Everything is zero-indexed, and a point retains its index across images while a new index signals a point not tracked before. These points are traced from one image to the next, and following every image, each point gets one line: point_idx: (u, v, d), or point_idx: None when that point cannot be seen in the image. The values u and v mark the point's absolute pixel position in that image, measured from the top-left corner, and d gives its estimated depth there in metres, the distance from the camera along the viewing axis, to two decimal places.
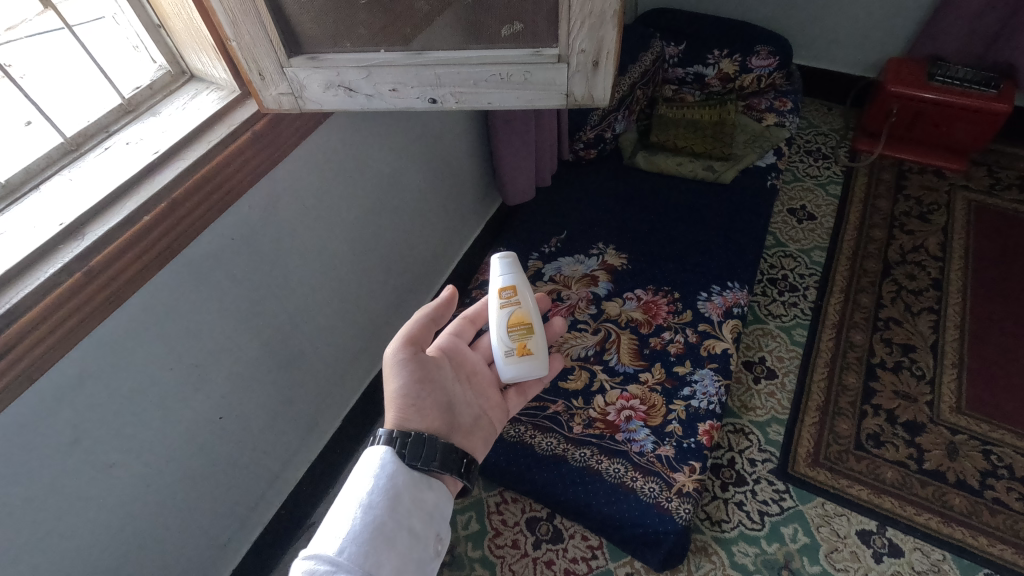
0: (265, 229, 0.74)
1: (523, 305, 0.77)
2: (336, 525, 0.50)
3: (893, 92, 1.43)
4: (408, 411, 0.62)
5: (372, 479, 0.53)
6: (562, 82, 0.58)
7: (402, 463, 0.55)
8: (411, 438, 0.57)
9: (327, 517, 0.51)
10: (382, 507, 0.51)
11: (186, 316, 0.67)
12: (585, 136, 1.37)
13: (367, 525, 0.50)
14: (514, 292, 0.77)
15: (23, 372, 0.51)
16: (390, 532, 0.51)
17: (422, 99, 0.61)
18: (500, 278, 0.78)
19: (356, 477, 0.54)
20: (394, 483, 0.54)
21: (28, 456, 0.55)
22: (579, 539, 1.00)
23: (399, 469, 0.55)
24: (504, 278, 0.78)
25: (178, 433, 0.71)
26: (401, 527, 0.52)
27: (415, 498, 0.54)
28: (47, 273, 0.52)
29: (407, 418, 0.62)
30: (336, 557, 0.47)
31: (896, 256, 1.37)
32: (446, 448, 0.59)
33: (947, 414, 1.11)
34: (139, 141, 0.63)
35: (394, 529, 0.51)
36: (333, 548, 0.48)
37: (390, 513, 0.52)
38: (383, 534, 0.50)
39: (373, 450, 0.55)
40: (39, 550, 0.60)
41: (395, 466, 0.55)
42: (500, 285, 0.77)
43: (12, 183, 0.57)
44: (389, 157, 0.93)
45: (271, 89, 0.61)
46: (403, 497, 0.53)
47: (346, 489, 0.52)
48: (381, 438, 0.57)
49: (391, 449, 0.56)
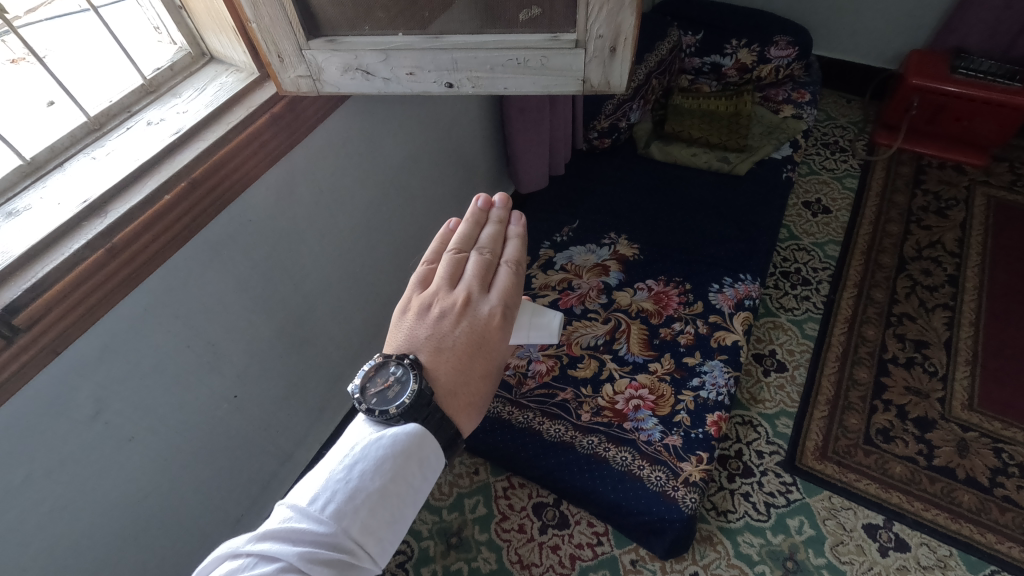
0: (280, 214, 0.74)
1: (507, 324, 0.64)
2: (327, 491, 0.44)
3: (914, 84, 1.40)
4: (470, 372, 0.54)
5: (377, 455, 0.46)
6: (579, 67, 0.58)
7: (416, 446, 0.47)
8: (431, 404, 0.51)
9: (319, 474, 0.45)
10: (380, 493, 0.45)
11: (202, 295, 0.68)
12: (600, 125, 1.37)
13: (360, 507, 0.44)
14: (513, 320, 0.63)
15: (48, 345, 0.52)
16: (381, 522, 0.45)
17: (439, 83, 0.61)
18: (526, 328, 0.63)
19: (362, 446, 0.47)
20: (401, 465, 0.46)
21: (52, 428, 0.57)
22: (585, 525, 1.01)
23: (411, 453, 0.47)
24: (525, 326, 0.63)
25: (194, 409, 0.73)
26: (391, 516, 0.45)
27: (418, 484, 0.47)
28: (71, 249, 0.53)
29: (468, 382, 0.54)
30: (320, 532, 0.42)
31: (912, 252, 1.35)
32: (457, 431, 0.53)
33: (959, 410, 1.10)
34: (160, 121, 0.64)
35: (386, 519, 0.45)
36: (320, 518, 0.43)
37: (386, 502, 0.45)
38: (373, 523, 0.44)
39: (396, 405, 0.49)
40: (60, 518, 0.62)
41: (408, 448, 0.47)
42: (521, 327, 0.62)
43: (37, 161, 0.58)
44: (404, 142, 0.94)
45: (290, 71, 0.62)
46: (407, 483, 0.46)
47: (346, 456, 0.46)
48: (390, 401, 0.50)
49: (410, 426, 0.48)
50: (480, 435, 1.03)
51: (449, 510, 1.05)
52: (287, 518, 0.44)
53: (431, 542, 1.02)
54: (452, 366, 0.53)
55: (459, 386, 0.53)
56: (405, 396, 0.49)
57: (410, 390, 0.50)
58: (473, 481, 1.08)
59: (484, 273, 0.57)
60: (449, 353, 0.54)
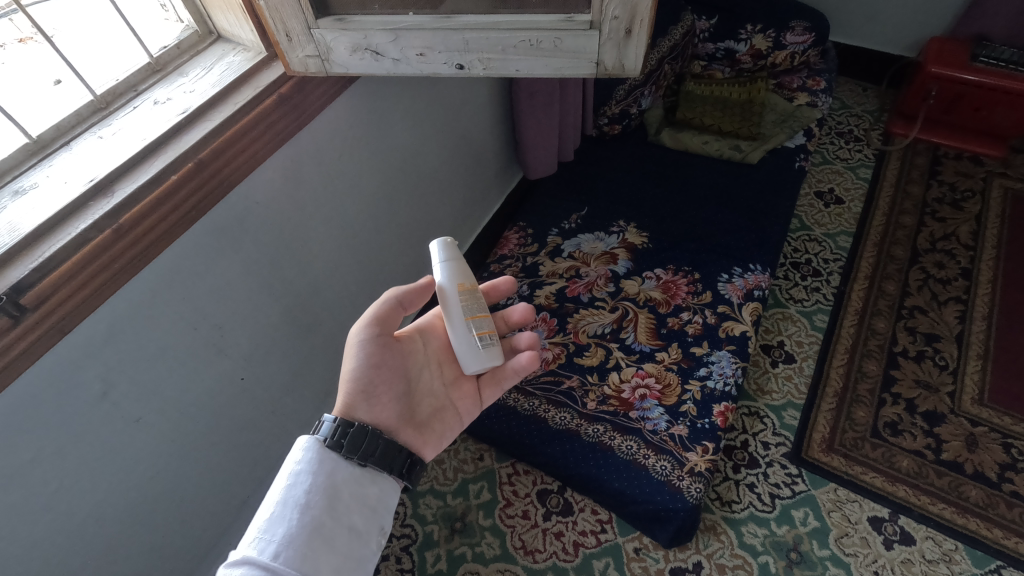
0: (287, 196, 0.74)
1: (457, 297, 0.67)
2: (267, 529, 0.50)
3: (932, 72, 1.37)
4: (358, 396, 0.60)
5: (296, 479, 0.53)
6: (593, 49, 0.57)
7: (326, 457, 0.55)
8: (350, 429, 0.57)
9: (253, 524, 0.51)
10: (314, 507, 0.52)
11: (209, 277, 0.67)
12: (610, 111, 1.35)
13: (303, 526, 0.51)
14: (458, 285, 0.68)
15: (55, 326, 0.52)
16: (327, 530, 0.52)
17: (449, 65, 0.60)
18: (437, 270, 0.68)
19: (277, 482, 0.53)
20: (322, 477, 0.54)
21: (59, 408, 0.57)
22: (588, 513, 1.01)
23: (341, 480, 0.55)
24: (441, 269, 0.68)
25: (202, 390, 0.73)
26: (336, 536, 0.52)
27: (348, 488, 0.55)
28: (77, 229, 0.52)
29: (355, 403, 0.60)
30: (274, 561, 0.48)
31: (926, 244, 1.33)
32: (384, 443, 0.59)
33: (968, 405, 1.09)
34: (167, 101, 0.63)
35: (330, 525, 0.52)
36: (269, 550, 0.49)
37: (323, 511, 0.53)
38: (320, 533, 0.51)
39: (319, 434, 0.56)
40: (67, 498, 0.62)
41: (336, 476, 0.55)
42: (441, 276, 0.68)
43: (43, 139, 0.58)
44: (411, 125, 0.92)
45: (297, 51, 0.60)
46: (334, 489, 0.54)
47: (269, 496, 0.52)
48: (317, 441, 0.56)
49: (311, 442, 0.56)
50: (486, 421, 1.04)
51: (453, 495, 1.06)
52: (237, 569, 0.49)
53: (435, 526, 1.02)
54: (352, 352, 0.61)
55: (344, 404, 0.60)
56: (330, 426, 0.57)
57: (330, 419, 0.57)
58: (478, 467, 1.09)
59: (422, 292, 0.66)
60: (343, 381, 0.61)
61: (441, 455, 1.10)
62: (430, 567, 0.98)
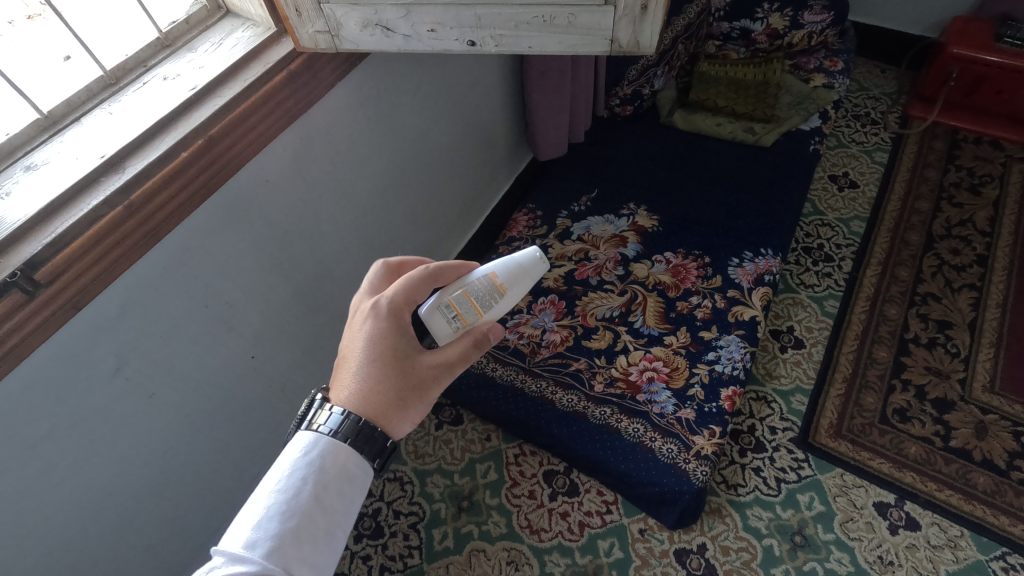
0: (295, 175, 0.73)
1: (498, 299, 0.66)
2: (250, 531, 0.45)
3: (953, 53, 1.34)
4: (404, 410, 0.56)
5: (288, 477, 0.47)
6: (608, 26, 0.56)
7: (326, 455, 0.49)
8: (361, 422, 0.50)
9: (236, 524, 0.46)
10: (305, 513, 0.46)
11: (219, 254, 0.68)
12: (622, 92, 1.32)
13: (295, 527, 0.46)
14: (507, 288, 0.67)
15: (69, 302, 0.52)
16: (319, 534, 0.47)
17: (461, 41, 0.59)
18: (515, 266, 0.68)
19: (267, 478, 0.48)
20: (319, 479, 0.48)
21: (74, 382, 0.58)
22: (594, 494, 1.02)
23: (339, 479, 0.49)
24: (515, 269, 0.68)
25: (213, 367, 0.73)
26: (326, 541, 0.47)
27: (344, 495, 0.49)
28: (89, 205, 0.53)
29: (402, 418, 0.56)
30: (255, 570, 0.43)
31: (941, 230, 1.31)
32: (390, 444, 0.52)
33: (979, 393, 1.08)
34: (176, 76, 0.63)
35: (320, 536, 0.47)
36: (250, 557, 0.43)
37: (315, 519, 0.47)
38: (312, 538, 0.46)
39: (323, 427, 0.50)
40: (82, 471, 0.63)
41: (335, 476, 0.49)
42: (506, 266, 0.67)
43: (54, 115, 0.58)
44: (420, 103, 0.91)
45: (308, 26, 0.59)
46: (331, 493, 0.48)
47: (255, 494, 0.47)
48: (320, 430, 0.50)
49: (311, 436, 0.50)
50: (493, 403, 1.04)
51: (461, 474, 1.07)
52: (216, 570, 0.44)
53: (442, 505, 1.03)
54: (410, 376, 0.54)
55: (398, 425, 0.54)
56: (337, 419, 0.50)
57: (338, 410, 0.51)
58: (485, 448, 1.09)
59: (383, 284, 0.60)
60: (397, 400, 0.53)
61: (449, 435, 1.11)
62: (437, 544, 0.99)
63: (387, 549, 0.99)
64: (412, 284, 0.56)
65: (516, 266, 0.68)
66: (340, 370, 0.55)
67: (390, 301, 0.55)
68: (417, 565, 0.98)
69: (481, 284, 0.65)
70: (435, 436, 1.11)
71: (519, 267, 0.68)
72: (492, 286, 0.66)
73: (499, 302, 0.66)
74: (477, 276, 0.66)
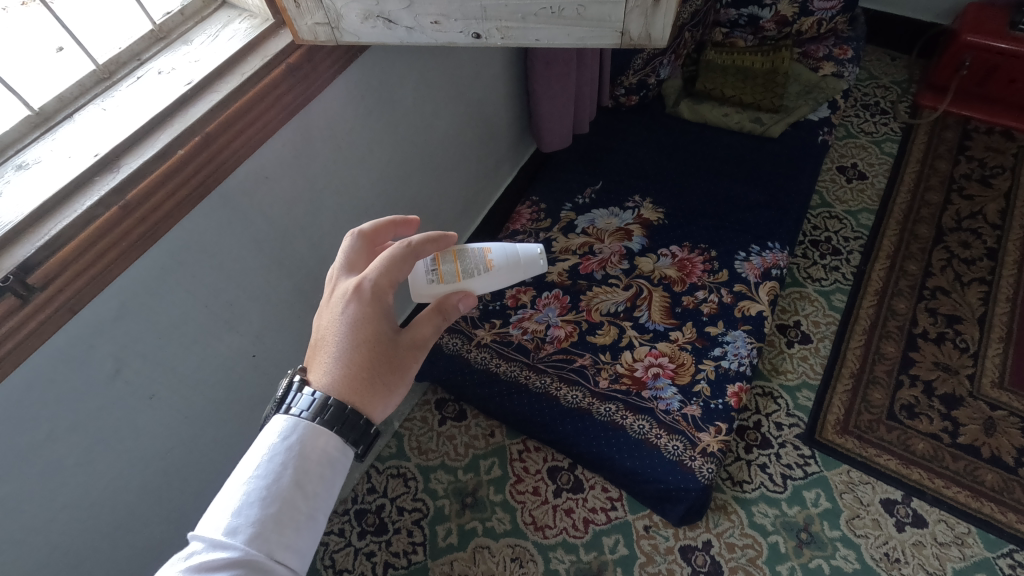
0: (294, 171, 0.71)
1: (479, 277, 0.67)
2: (228, 517, 0.43)
3: (966, 41, 1.31)
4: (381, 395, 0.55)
5: (265, 464, 0.46)
6: (618, 18, 0.54)
7: (302, 440, 0.47)
8: (336, 401, 0.49)
9: (212, 508, 0.44)
10: (284, 498, 0.45)
11: (219, 253, 0.66)
12: (628, 81, 1.29)
13: (273, 510, 0.44)
14: (491, 268, 0.67)
15: (66, 305, 0.51)
16: (298, 516, 0.45)
17: (465, 34, 0.57)
18: (510, 251, 0.68)
19: (242, 465, 0.46)
20: (296, 463, 0.46)
21: (74, 386, 0.57)
22: (599, 490, 1.01)
23: (319, 459, 0.48)
24: (509, 254, 0.68)
25: (213, 367, 0.72)
26: (306, 521, 0.46)
27: (322, 477, 0.48)
28: (83, 206, 0.51)
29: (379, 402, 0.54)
30: (235, 557, 0.42)
31: (951, 222, 1.29)
32: (367, 421, 0.50)
33: (988, 388, 1.07)
34: (171, 70, 0.61)
35: (299, 518, 0.45)
36: (231, 544, 0.42)
37: (292, 503, 0.45)
38: (291, 520, 0.45)
39: (297, 409, 0.48)
40: (83, 473, 0.62)
41: (313, 456, 0.47)
42: (500, 249, 0.67)
43: (45, 111, 0.56)
44: (422, 95, 0.89)
45: (307, 18, 0.58)
46: (308, 477, 0.47)
47: (231, 479, 0.45)
48: (297, 412, 0.48)
49: (286, 421, 0.48)
50: (497, 398, 1.04)
51: (464, 470, 1.06)
52: (194, 557, 0.42)
53: (446, 501, 1.03)
54: (391, 360, 0.53)
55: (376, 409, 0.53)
56: (310, 399, 0.48)
57: (311, 391, 0.49)
58: (489, 443, 1.09)
59: (356, 262, 0.58)
60: (379, 382, 0.52)
61: (453, 431, 1.10)
62: (441, 541, 0.99)
63: (391, 546, 0.99)
64: (391, 265, 0.55)
65: (513, 253, 0.68)
66: (315, 355, 0.53)
67: (370, 282, 0.54)
68: (420, 562, 0.97)
69: (471, 253, 0.67)
70: (438, 432, 1.10)
71: (514, 254, 0.68)
72: (481, 260, 0.67)
73: (481, 279, 0.67)
74: (473, 247, 0.68)
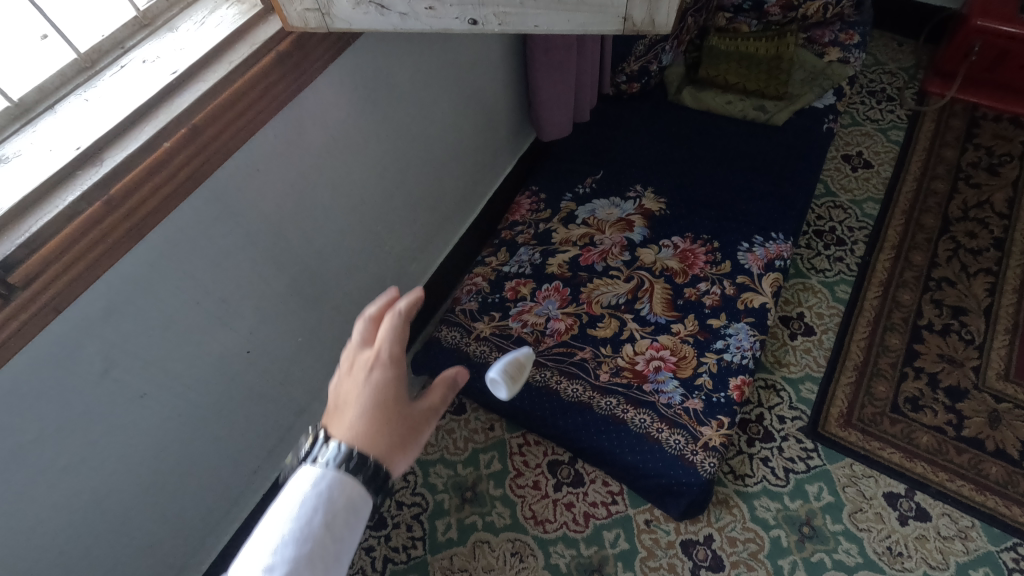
0: (286, 163, 0.69)
1: None
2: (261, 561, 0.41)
3: (976, 26, 1.28)
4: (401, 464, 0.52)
5: (298, 506, 0.43)
6: (621, 3, 0.51)
7: (334, 483, 0.45)
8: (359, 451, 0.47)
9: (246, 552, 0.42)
10: (316, 539, 0.42)
11: (209, 248, 0.64)
12: (629, 68, 1.27)
13: (306, 556, 0.42)
14: None
15: (49, 305, 0.49)
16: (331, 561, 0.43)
17: (461, 20, 0.55)
18: None
19: (274, 509, 0.43)
20: (328, 506, 0.44)
21: (61, 386, 0.56)
22: (599, 484, 1.01)
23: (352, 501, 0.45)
24: None
25: (206, 364, 0.71)
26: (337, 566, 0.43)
27: (353, 521, 0.45)
28: (64, 201, 0.49)
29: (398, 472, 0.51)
30: None
31: (958, 212, 1.27)
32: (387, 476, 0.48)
33: (993, 380, 1.06)
34: (156, 59, 0.58)
35: (329, 563, 0.43)
36: None
37: (324, 546, 0.43)
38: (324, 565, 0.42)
39: (324, 461, 0.46)
40: (73, 474, 0.61)
41: (346, 498, 0.45)
42: None
43: (25, 103, 0.54)
44: (418, 83, 0.87)
45: (296, 4, 0.55)
46: (340, 519, 0.44)
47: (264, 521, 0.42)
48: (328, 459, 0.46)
49: (315, 468, 0.45)
50: (497, 392, 1.02)
51: (464, 464, 1.05)
52: None
53: (446, 495, 1.02)
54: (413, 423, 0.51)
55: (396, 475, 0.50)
56: (336, 451, 0.46)
57: (336, 445, 0.47)
58: (488, 437, 1.08)
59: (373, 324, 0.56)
60: (401, 445, 0.50)
61: (452, 425, 1.09)
62: (441, 535, 0.98)
63: (390, 541, 0.98)
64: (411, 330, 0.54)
65: None
66: (336, 418, 0.51)
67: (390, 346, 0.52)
68: (420, 556, 0.97)
69: None
70: (438, 426, 1.09)
71: None
72: None
73: None
74: None
